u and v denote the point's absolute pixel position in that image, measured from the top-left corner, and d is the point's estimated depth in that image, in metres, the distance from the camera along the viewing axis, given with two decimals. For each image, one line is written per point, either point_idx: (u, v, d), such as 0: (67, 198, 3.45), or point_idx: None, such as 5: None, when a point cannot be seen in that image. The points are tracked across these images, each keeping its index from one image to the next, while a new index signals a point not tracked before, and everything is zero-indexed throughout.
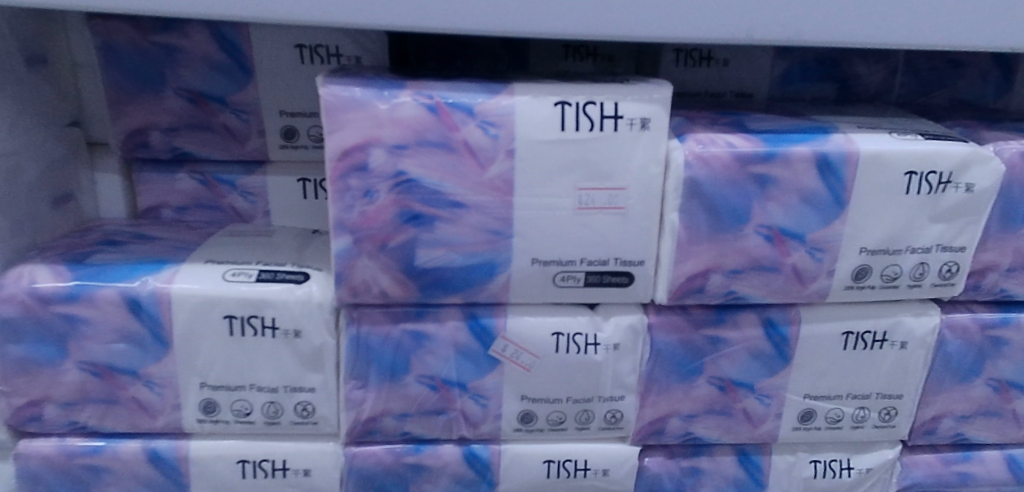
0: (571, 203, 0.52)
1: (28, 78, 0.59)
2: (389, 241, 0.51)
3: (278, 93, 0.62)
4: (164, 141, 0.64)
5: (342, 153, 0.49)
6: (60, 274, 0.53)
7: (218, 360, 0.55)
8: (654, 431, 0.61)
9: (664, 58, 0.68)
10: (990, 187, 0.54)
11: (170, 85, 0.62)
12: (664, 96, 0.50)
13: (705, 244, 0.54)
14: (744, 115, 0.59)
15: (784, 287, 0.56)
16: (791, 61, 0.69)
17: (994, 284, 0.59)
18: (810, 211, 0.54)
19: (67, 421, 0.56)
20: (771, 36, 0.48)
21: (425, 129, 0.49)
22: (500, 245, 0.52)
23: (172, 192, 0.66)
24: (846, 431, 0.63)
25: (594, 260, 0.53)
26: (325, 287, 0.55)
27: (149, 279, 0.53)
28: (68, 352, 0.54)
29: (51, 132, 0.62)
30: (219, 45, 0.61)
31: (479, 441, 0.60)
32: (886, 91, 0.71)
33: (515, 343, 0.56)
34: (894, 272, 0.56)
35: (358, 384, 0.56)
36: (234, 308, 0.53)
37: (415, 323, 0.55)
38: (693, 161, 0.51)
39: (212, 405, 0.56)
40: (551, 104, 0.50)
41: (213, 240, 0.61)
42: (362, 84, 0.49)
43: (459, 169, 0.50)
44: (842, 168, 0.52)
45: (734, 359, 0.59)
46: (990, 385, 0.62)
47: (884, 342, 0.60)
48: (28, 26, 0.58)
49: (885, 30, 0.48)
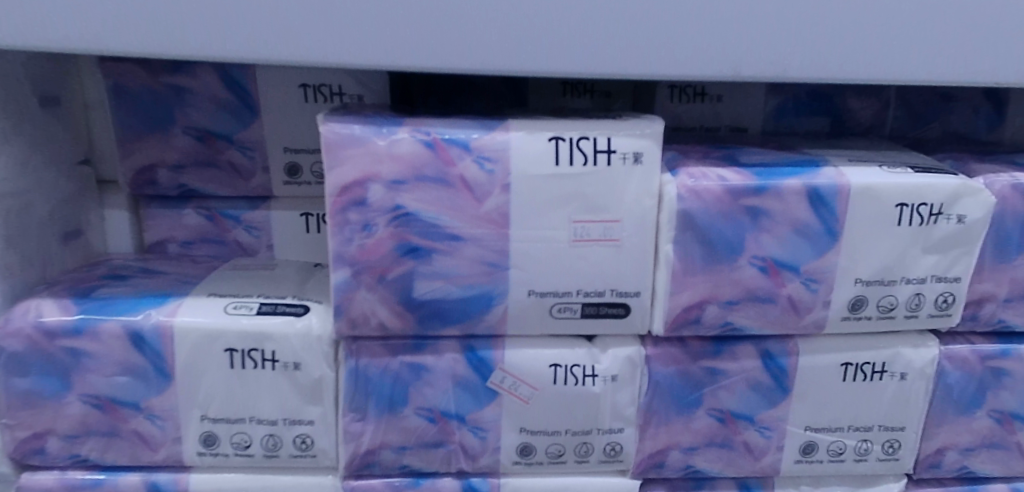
0: (566, 235, 0.53)
1: (42, 117, 0.61)
2: (387, 273, 0.52)
3: (282, 131, 0.64)
4: (172, 178, 0.65)
5: (342, 188, 0.51)
6: (67, 308, 0.55)
7: (219, 392, 0.55)
8: (655, 464, 0.61)
9: (659, 93, 0.70)
10: (982, 218, 0.55)
11: (179, 125, 0.64)
12: (656, 131, 0.52)
13: (700, 275, 0.54)
14: (737, 149, 0.60)
15: (781, 318, 0.56)
16: (784, 95, 0.70)
17: (992, 315, 0.59)
18: (804, 242, 0.54)
19: (69, 455, 0.56)
20: (759, 73, 0.49)
21: (423, 165, 0.51)
22: (497, 277, 0.53)
23: (179, 227, 0.68)
24: (849, 464, 0.62)
25: (590, 291, 0.54)
26: (325, 319, 0.56)
27: (153, 312, 0.54)
28: (72, 386, 0.54)
29: (62, 170, 0.64)
30: (226, 86, 0.63)
31: (479, 474, 0.60)
32: (879, 124, 0.72)
33: (513, 375, 0.57)
34: (890, 302, 0.56)
35: (357, 416, 0.57)
36: (235, 340, 0.54)
37: (413, 355, 0.56)
38: (686, 194, 0.52)
39: (212, 438, 0.57)
40: (545, 139, 0.51)
41: (216, 273, 0.62)
42: (362, 122, 0.51)
43: (456, 202, 0.51)
44: (833, 200, 0.53)
45: (733, 390, 0.59)
46: (993, 417, 0.62)
47: (884, 373, 0.60)
48: (42, 68, 0.60)
49: (871, 66, 0.49)
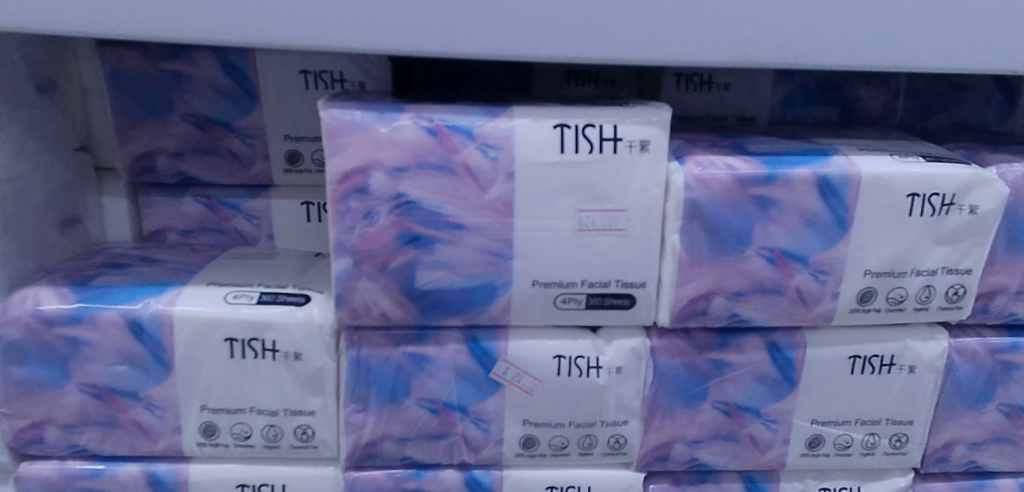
0: (571, 224, 0.52)
1: (38, 103, 0.60)
2: (389, 262, 0.52)
3: (283, 119, 0.63)
4: (171, 166, 0.65)
5: (343, 176, 0.50)
6: (65, 296, 0.54)
7: (219, 383, 0.55)
8: (659, 457, 0.60)
9: (665, 82, 0.69)
10: (994, 209, 0.54)
11: (177, 111, 0.63)
12: (663, 119, 0.50)
13: (707, 266, 0.53)
14: (745, 138, 0.59)
15: (788, 310, 0.56)
16: (792, 84, 0.69)
17: (1002, 307, 0.58)
18: (813, 233, 0.53)
19: (67, 444, 0.56)
20: (769, 59, 0.48)
21: (426, 152, 0.50)
22: (500, 267, 0.52)
23: (178, 216, 0.67)
24: (856, 458, 0.62)
25: (595, 282, 0.53)
26: (326, 309, 0.55)
27: (152, 301, 0.53)
28: (70, 375, 0.54)
29: (59, 157, 0.63)
30: (226, 72, 0.62)
31: (481, 466, 0.60)
32: (888, 114, 0.71)
33: (516, 366, 0.56)
34: (900, 294, 0.55)
35: (358, 407, 0.56)
36: (235, 330, 0.54)
37: (415, 346, 0.55)
38: (693, 183, 0.51)
39: (212, 429, 0.56)
40: (551, 126, 0.50)
41: (216, 263, 0.61)
42: (363, 107, 0.50)
43: (459, 191, 0.51)
44: (843, 189, 0.52)
45: (739, 383, 0.59)
46: (1002, 411, 0.61)
47: (892, 366, 0.59)
48: (39, 53, 0.60)
49: (884, 53, 0.48)
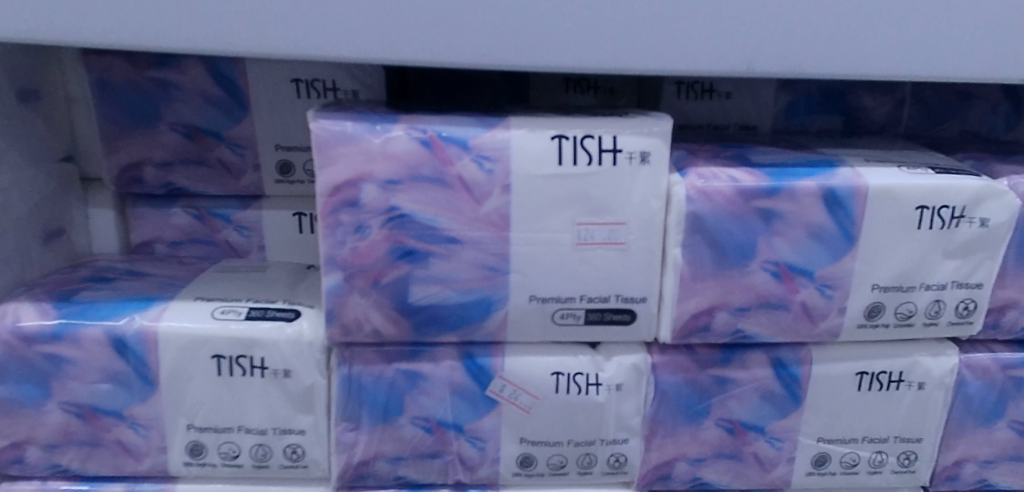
0: (570, 238, 0.50)
1: (21, 113, 0.58)
2: (381, 277, 0.50)
3: (274, 128, 0.62)
4: (159, 176, 0.63)
5: (334, 189, 0.48)
6: (45, 312, 0.52)
7: (206, 401, 0.53)
8: (660, 476, 0.58)
9: (665, 90, 0.67)
10: (1005, 222, 0.52)
11: (165, 120, 0.61)
12: (664, 130, 0.49)
13: (709, 280, 0.52)
14: (749, 148, 0.57)
15: (793, 326, 0.54)
16: (795, 93, 0.68)
17: (1014, 322, 0.56)
18: (819, 247, 0.52)
19: (49, 464, 0.54)
20: (773, 69, 0.46)
21: (419, 164, 0.48)
22: (496, 281, 0.51)
23: (167, 227, 0.66)
24: (864, 477, 0.60)
25: (594, 297, 0.52)
26: (316, 324, 0.53)
27: (136, 316, 0.52)
28: (51, 393, 0.52)
29: (43, 168, 0.61)
30: (215, 81, 0.60)
31: (477, 486, 0.58)
32: (894, 123, 0.69)
33: (513, 384, 0.54)
34: (909, 309, 0.54)
35: (350, 426, 0.54)
36: (223, 347, 0.52)
37: (409, 362, 0.53)
38: (695, 195, 0.50)
39: (199, 448, 0.54)
40: (548, 137, 0.49)
41: (205, 276, 0.60)
42: (355, 118, 0.48)
43: (454, 204, 0.49)
44: (850, 202, 0.50)
45: (742, 400, 0.57)
46: (1014, 429, 0.59)
47: (900, 383, 0.57)
48: (21, 62, 0.58)
49: (891, 62, 0.47)
